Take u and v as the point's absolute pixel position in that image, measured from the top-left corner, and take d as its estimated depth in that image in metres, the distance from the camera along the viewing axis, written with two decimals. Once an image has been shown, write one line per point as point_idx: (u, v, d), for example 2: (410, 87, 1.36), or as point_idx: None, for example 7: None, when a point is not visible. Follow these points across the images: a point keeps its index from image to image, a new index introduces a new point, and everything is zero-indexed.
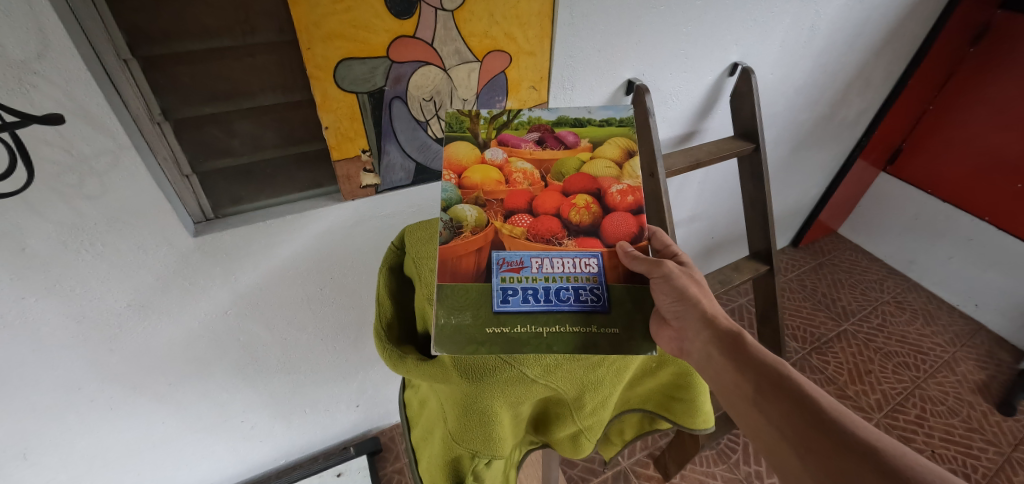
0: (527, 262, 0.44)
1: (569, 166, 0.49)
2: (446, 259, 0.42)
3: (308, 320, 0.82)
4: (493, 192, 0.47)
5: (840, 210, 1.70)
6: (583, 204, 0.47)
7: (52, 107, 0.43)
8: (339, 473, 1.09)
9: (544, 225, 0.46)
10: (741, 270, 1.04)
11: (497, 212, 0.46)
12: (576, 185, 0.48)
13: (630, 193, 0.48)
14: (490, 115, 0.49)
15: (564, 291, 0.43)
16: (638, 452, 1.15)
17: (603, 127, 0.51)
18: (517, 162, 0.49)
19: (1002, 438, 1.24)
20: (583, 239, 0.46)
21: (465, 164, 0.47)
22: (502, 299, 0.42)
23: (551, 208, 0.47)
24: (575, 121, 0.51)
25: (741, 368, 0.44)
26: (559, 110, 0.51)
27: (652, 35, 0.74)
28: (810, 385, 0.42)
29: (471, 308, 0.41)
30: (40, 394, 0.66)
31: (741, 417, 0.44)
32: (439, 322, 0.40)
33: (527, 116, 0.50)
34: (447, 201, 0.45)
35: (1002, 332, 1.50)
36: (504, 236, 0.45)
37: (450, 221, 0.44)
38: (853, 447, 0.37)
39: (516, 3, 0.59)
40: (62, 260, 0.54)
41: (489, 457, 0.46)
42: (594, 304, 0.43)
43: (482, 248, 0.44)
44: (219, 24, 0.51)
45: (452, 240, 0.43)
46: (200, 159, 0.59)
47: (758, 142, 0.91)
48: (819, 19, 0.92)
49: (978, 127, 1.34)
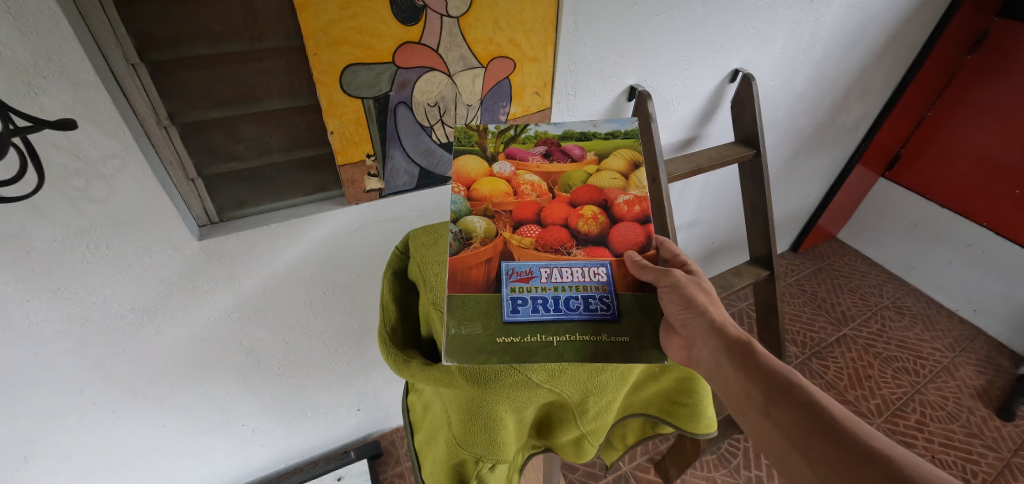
0: (536, 272, 0.44)
1: (576, 178, 0.50)
2: (457, 269, 0.43)
3: (311, 324, 0.82)
4: (502, 204, 0.47)
5: (840, 215, 1.71)
6: (591, 215, 0.48)
7: (62, 111, 0.44)
8: (339, 477, 1.08)
9: (552, 234, 0.46)
10: (742, 275, 1.04)
11: (506, 223, 0.46)
12: (583, 196, 0.49)
13: (637, 203, 0.49)
14: (498, 129, 0.50)
15: (573, 300, 0.43)
16: (638, 457, 1.15)
17: (608, 140, 0.52)
18: (525, 175, 0.49)
19: (1002, 443, 1.24)
20: (591, 248, 0.46)
21: (474, 177, 0.48)
22: (512, 309, 0.42)
23: (559, 219, 0.47)
24: (581, 135, 0.52)
25: (749, 376, 0.44)
26: (565, 125, 0.52)
27: (655, 42, 0.75)
28: (819, 393, 0.42)
29: (480, 319, 0.41)
30: (43, 397, 0.66)
31: (749, 425, 0.44)
32: (449, 332, 0.40)
33: (533, 130, 0.52)
34: (457, 212, 0.46)
35: (1000, 337, 1.50)
36: (513, 246, 0.45)
37: (460, 233, 0.44)
38: (865, 455, 0.37)
39: (520, 9, 0.60)
40: (67, 263, 0.54)
41: (494, 460, 0.46)
42: (603, 313, 0.43)
43: (491, 259, 0.44)
44: (227, 29, 0.51)
45: (462, 252, 0.43)
46: (207, 163, 0.59)
47: (759, 148, 0.92)
48: (819, 26, 0.92)
49: (976, 133, 1.35)
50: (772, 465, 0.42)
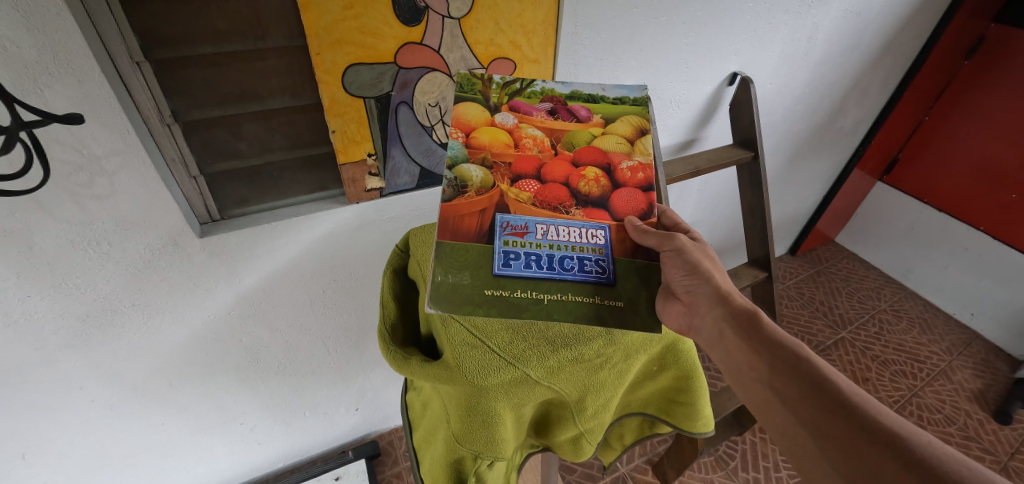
0: (532, 228, 0.44)
1: (580, 138, 0.49)
2: (449, 216, 0.42)
3: (311, 323, 0.82)
4: (502, 156, 0.46)
5: (837, 218, 1.72)
6: (592, 177, 0.47)
7: (67, 107, 0.44)
8: (337, 477, 1.07)
9: (551, 192, 0.46)
10: (740, 276, 1.05)
11: (504, 175, 0.45)
12: (586, 157, 0.48)
13: (640, 170, 0.48)
14: (502, 81, 0.48)
15: (568, 260, 0.43)
16: (637, 458, 1.15)
17: (616, 105, 0.50)
18: (527, 129, 0.48)
19: (998, 447, 1.24)
20: (591, 210, 0.46)
21: (474, 125, 0.46)
22: (504, 263, 0.42)
23: (560, 177, 0.47)
24: (588, 97, 0.50)
25: (754, 347, 0.45)
26: (573, 85, 0.51)
27: (653, 46, 0.76)
28: (828, 368, 0.42)
29: (470, 268, 0.41)
30: (40, 391, 0.66)
31: (753, 396, 0.45)
32: (436, 279, 0.40)
33: (541, 85, 0.50)
34: (454, 158, 0.45)
35: (997, 341, 1.51)
36: (511, 199, 0.45)
37: (455, 179, 0.43)
38: (874, 432, 0.37)
39: (522, 10, 0.60)
40: (69, 258, 0.54)
41: (492, 457, 0.46)
42: (598, 276, 0.43)
43: (486, 209, 0.43)
44: (232, 28, 0.51)
45: (455, 199, 0.42)
46: (210, 161, 0.60)
47: (758, 151, 0.92)
48: (817, 30, 0.93)
49: (974, 138, 1.36)
50: (774, 439, 0.43)
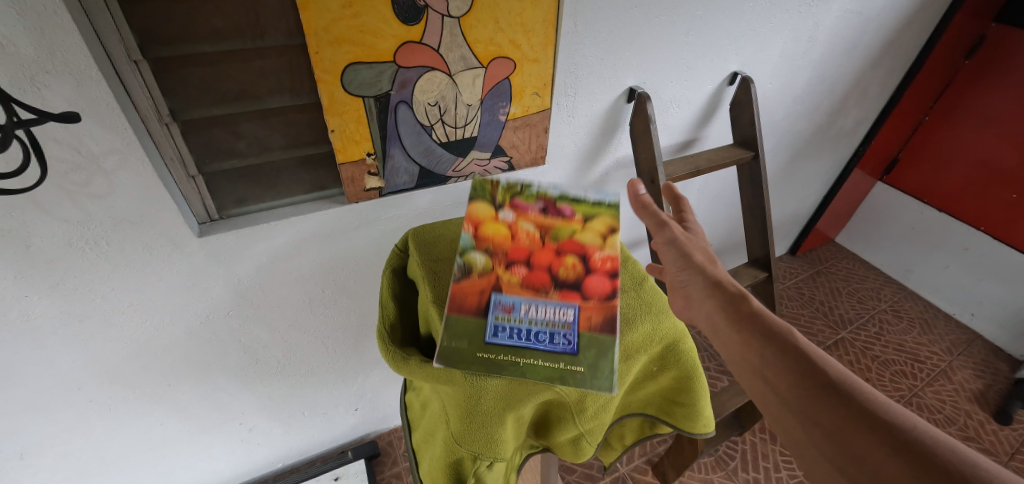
0: (517, 306, 0.48)
1: (564, 232, 0.54)
2: (456, 293, 0.48)
3: (310, 323, 0.82)
4: (500, 245, 0.52)
5: (837, 218, 1.72)
6: (570, 264, 0.51)
7: (64, 106, 0.44)
8: (336, 477, 1.06)
9: (535, 276, 0.50)
10: (740, 276, 1.05)
11: (500, 261, 0.51)
12: (566, 248, 0.52)
13: (610, 260, 0.51)
14: (508, 184, 0.58)
15: (543, 334, 0.46)
16: (636, 458, 1.15)
17: (595, 206, 0.56)
18: (523, 223, 0.54)
19: (998, 447, 1.24)
20: (565, 292, 0.49)
21: (482, 219, 0.54)
22: (493, 333, 0.46)
23: (544, 262, 0.51)
24: (574, 199, 0.57)
25: (746, 336, 0.44)
26: (562, 188, 0.58)
27: (653, 46, 0.75)
28: (822, 356, 0.41)
29: (467, 336, 0.45)
30: (38, 391, 0.66)
31: (747, 383, 0.44)
32: (440, 343, 0.45)
33: (537, 188, 0.59)
34: (463, 246, 0.52)
35: (997, 341, 1.51)
36: (502, 281, 0.49)
37: (462, 265, 0.50)
38: (866, 420, 0.36)
39: (522, 10, 0.60)
40: (67, 258, 0.54)
41: (492, 459, 0.44)
42: (566, 347, 0.45)
43: (483, 290, 0.48)
44: (230, 27, 0.51)
45: (461, 279, 0.49)
46: (208, 160, 0.59)
47: (758, 150, 0.92)
48: (817, 30, 0.93)
49: (974, 138, 1.35)
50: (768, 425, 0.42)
